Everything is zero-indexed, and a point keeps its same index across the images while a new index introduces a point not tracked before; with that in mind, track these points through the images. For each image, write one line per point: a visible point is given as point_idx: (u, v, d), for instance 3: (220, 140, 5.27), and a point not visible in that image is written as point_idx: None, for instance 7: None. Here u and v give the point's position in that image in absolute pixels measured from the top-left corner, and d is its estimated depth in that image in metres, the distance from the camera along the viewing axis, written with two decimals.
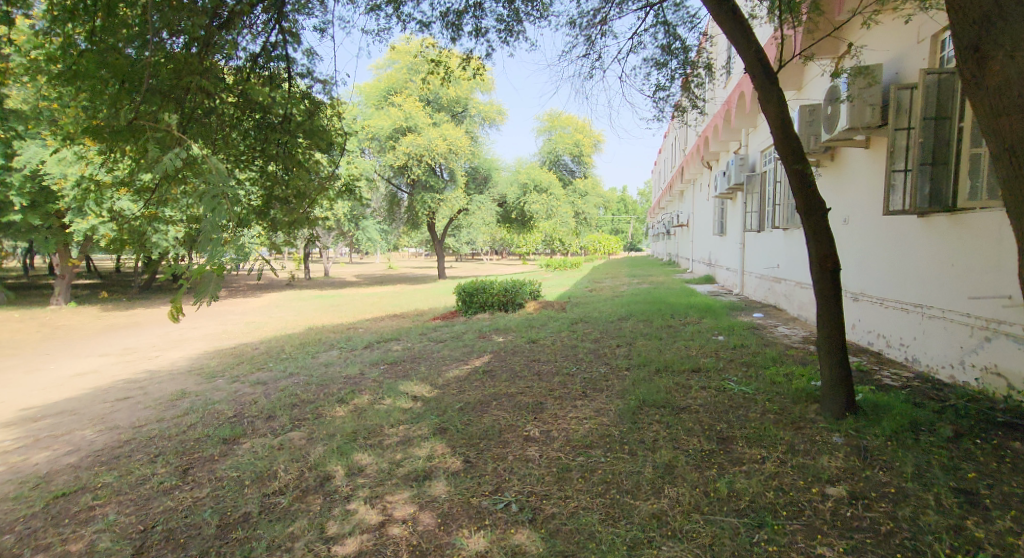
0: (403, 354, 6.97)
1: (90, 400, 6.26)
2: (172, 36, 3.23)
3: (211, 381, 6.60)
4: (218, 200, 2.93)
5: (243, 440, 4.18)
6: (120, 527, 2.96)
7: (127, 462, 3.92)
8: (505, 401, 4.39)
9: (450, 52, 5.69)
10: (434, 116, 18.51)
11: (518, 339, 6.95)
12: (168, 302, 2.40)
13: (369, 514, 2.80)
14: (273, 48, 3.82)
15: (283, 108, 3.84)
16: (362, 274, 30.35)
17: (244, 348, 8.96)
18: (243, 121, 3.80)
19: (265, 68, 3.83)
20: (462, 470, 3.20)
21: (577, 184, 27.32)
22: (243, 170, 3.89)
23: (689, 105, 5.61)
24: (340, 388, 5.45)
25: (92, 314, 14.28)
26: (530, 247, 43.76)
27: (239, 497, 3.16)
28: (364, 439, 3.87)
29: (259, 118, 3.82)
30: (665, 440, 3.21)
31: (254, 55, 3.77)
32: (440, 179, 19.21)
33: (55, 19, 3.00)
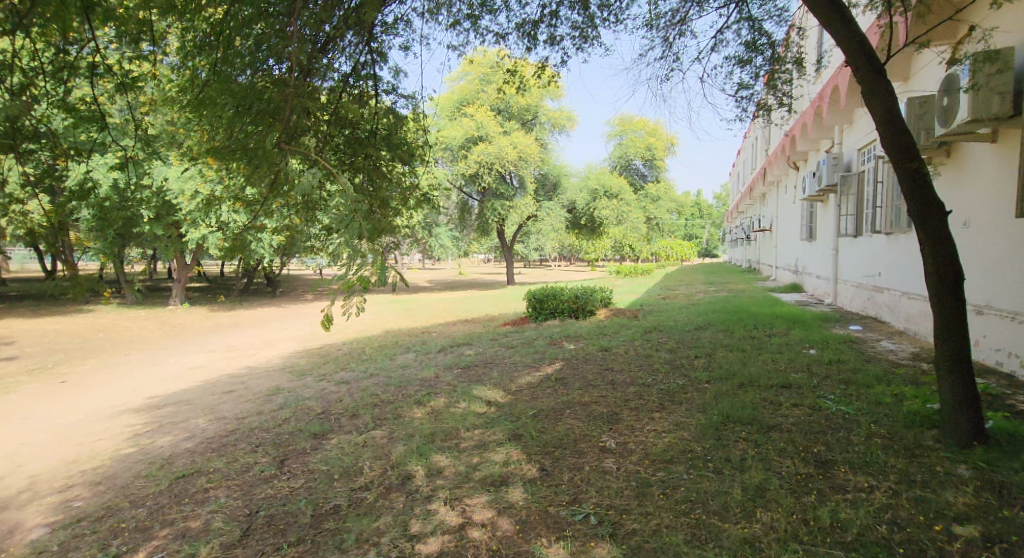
0: (475, 358, 7.13)
1: (201, 392, 6.95)
2: (278, 63, 3.52)
3: (302, 379, 7.11)
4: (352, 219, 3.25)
5: (331, 436, 4.45)
6: (230, 509, 3.25)
7: (234, 450, 4.31)
8: (579, 410, 4.35)
9: (524, 61, 5.78)
10: (505, 125, 18.81)
11: (590, 347, 6.87)
12: (323, 315, 2.43)
13: (450, 516, 2.88)
14: (363, 67, 4.07)
15: (370, 123, 4.08)
16: (433, 279, 31.57)
17: (329, 348, 9.54)
18: (335, 137, 4.05)
19: (354, 87, 4.08)
20: (538, 478, 3.20)
21: (651, 189, 26.62)
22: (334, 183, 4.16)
23: (775, 103, 5.31)
24: (417, 390, 5.65)
25: (201, 314, 15.87)
26: (600, 254, 43.23)
27: (329, 490, 3.37)
28: (441, 441, 4.00)
29: (348, 134, 4.06)
30: (754, 459, 3.03)
31: (345, 76, 4.03)
32: (510, 186, 19.49)
33: (187, 55, 3.40)
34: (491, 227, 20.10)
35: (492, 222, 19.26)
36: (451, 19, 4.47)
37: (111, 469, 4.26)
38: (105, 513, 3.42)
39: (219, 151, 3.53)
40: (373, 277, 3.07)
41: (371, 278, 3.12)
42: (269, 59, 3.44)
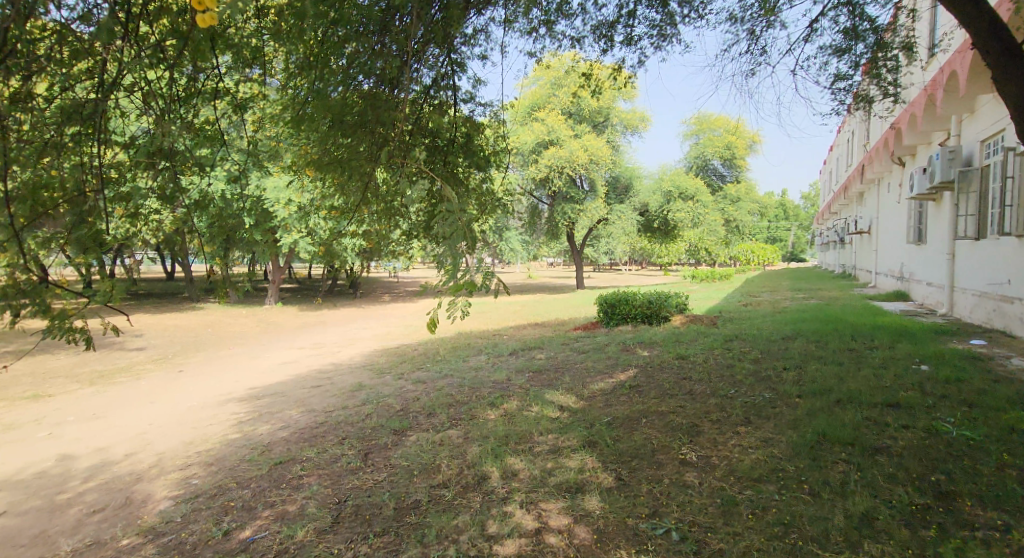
0: (546, 362, 7.12)
1: (293, 385, 7.50)
2: (366, 77, 3.72)
3: (381, 376, 7.47)
4: (456, 224, 3.41)
5: (410, 432, 4.64)
6: (322, 497, 3.48)
7: (323, 442, 4.61)
8: (656, 420, 4.21)
9: (598, 64, 5.71)
10: (576, 129, 18.66)
11: (665, 354, 6.64)
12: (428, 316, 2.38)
13: (526, 519, 2.90)
14: (443, 78, 4.20)
15: (449, 131, 4.19)
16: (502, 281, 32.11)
17: (405, 348, 9.94)
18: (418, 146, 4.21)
19: (435, 98, 4.21)
20: (615, 488, 3.13)
21: (731, 190, 25.31)
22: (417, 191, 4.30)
23: (879, 94, 4.87)
24: (490, 392, 5.75)
25: (292, 313, 17.13)
26: (674, 258, 41.82)
27: (410, 486, 3.51)
28: (515, 443, 4.04)
29: (430, 142, 4.19)
30: (857, 485, 2.78)
31: (426, 86, 4.17)
32: (581, 190, 19.35)
33: (291, 75, 3.67)
34: (561, 230, 20.12)
35: (562, 225, 19.16)
36: (527, 26, 4.51)
37: (221, 452, 4.70)
38: (217, 491, 3.78)
39: (316, 163, 3.78)
40: (481, 283, 2.90)
41: (479, 282, 2.97)
42: (359, 75, 3.65)
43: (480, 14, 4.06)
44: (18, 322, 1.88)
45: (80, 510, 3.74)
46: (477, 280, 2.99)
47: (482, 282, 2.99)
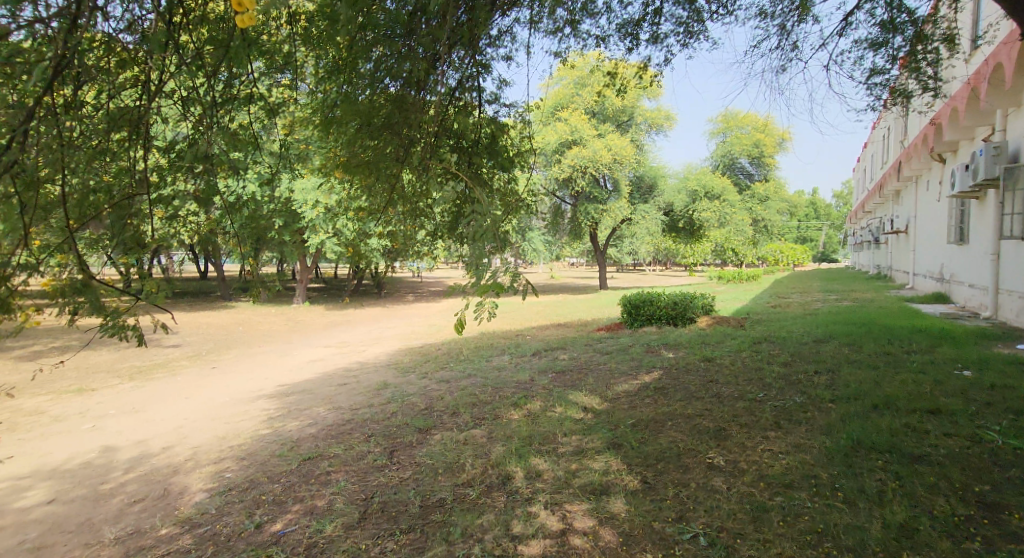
0: (569, 363, 7.09)
1: (320, 383, 7.65)
2: (392, 80, 3.77)
3: (406, 375, 7.56)
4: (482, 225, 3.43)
5: (434, 431, 4.68)
6: (349, 493, 3.54)
7: (349, 439, 4.69)
8: (682, 423, 4.15)
9: (623, 63, 5.66)
10: (600, 128, 18.49)
11: (691, 356, 6.54)
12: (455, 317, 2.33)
13: (550, 521, 2.89)
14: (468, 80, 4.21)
15: (474, 132, 4.21)
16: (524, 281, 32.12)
17: (429, 348, 10.03)
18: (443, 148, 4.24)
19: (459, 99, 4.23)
20: (641, 491, 3.10)
21: (759, 189, 24.76)
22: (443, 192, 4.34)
23: (918, 88, 4.70)
24: (514, 392, 5.75)
25: (319, 312, 17.46)
26: (700, 258, 41.16)
27: (434, 484, 3.54)
28: (539, 444, 4.03)
29: (454, 143, 4.21)
30: (895, 494, 2.69)
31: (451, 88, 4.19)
32: (604, 190, 19.20)
33: (320, 79, 3.74)
34: (584, 231, 20.02)
35: (585, 226, 19.04)
36: (552, 27, 4.50)
37: (252, 447, 4.83)
38: (249, 485, 3.88)
39: (344, 165, 3.85)
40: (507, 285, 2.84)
41: (507, 283, 2.89)
42: (385, 78, 3.70)
43: (505, 15, 4.07)
44: (73, 319, 1.94)
45: (121, 499, 3.89)
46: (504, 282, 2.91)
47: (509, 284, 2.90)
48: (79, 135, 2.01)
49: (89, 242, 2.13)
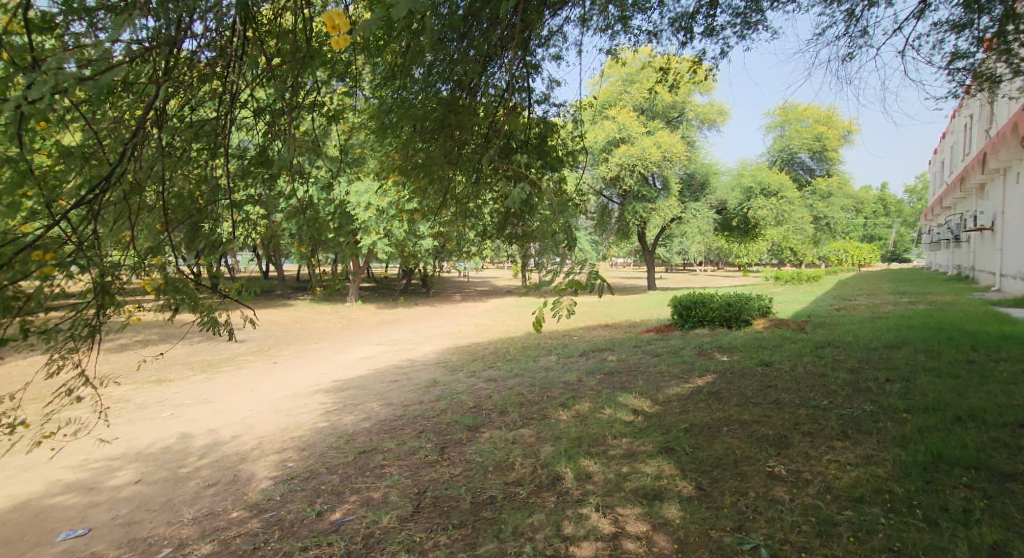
0: (618, 365, 6.96)
1: (373, 379, 7.89)
2: (443, 83, 3.80)
3: (454, 374, 7.68)
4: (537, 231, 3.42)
5: (483, 429, 4.73)
6: (403, 486, 3.64)
7: (402, 434, 4.81)
8: (738, 429, 4.00)
9: (675, 57, 5.51)
10: (649, 125, 18.03)
11: (747, 360, 6.28)
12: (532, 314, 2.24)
13: (602, 523, 2.86)
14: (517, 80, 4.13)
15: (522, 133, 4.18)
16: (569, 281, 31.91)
17: (476, 347, 10.14)
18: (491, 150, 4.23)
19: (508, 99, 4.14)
20: (696, 497, 3.02)
21: (822, 185, 23.49)
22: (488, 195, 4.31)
23: (1008, 72, 4.32)
24: (561, 393, 5.72)
25: (371, 311, 18.02)
26: (755, 258, 39.52)
27: (485, 481, 3.57)
28: (588, 446, 3.99)
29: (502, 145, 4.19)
30: (983, 514, 2.49)
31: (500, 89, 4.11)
32: (653, 188, 18.71)
33: (377, 85, 3.84)
34: (633, 231, 19.62)
35: (633, 225, 18.66)
36: (603, 23, 4.43)
37: (312, 438, 5.05)
38: (309, 475, 4.06)
39: (400, 169, 3.94)
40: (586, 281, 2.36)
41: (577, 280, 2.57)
42: (438, 83, 3.77)
43: (556, 14, 4.04)
44: (173, 316, 2.15)
45: (197, 483, 4.17)
46: (580, 276, 2.49)
47: (587, 281, 2.45)
48: (167, 146, 2.14)
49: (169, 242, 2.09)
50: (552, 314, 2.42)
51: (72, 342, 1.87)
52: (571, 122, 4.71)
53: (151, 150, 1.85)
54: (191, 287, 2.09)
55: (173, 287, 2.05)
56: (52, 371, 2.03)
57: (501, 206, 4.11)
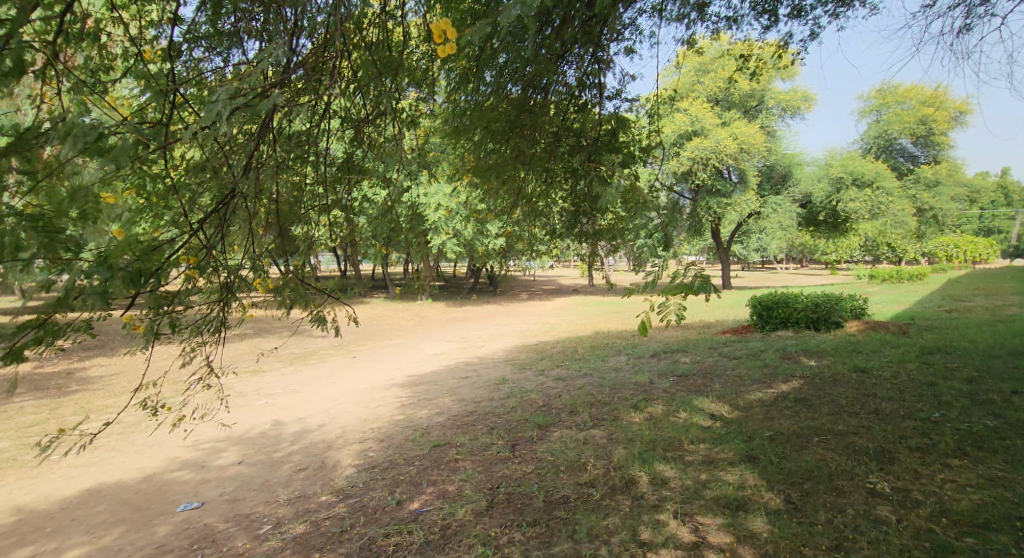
0: (692, 367, 6.68)
1: (445, 375, 8.12)
2: (514, 83, 3.74)
3: (523, 371, 7.72)
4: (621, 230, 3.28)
5: (553, 428, 4.71)
6: (477, 481, 3.71)
7: (474, 430, 4.89)
8: (832, 440, 3.70)
9: (757, 42, 5.20)
10: (725, 116, 17.02)
11: (838, 366, 5.81)
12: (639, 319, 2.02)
13: (681, 531, 2.76)
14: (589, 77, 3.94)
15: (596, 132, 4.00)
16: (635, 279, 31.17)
17: (544, 346, 10.13)
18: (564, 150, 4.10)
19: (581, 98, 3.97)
20: (785, 511, 2.83)
21: (926, 173, 21.25)
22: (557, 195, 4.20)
23: None
24: (632, 394, 5.58)
25: (440, 308, 18.53)
26: (845, 255, 36.53)
27: (557, 481, 3.56)
28: (664, 450, 3.86)
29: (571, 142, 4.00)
30: None
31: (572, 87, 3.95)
32: (729, 182, 17.75)
33: (454, 87, 3.85)
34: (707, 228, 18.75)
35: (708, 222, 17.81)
36: (679, 12, 4.23)
37: (390, 430, 5.27)
38: (389, 465, 4.24)
39: (477, 171, 3.98)
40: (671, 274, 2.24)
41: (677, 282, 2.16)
42: (510, 83, 3.72)
43: (629, 6, 3.91)
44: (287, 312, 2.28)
45: (290, 467, 4.48)
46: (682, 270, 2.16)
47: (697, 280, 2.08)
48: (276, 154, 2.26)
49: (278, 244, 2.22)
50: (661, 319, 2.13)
51: (199, 335, 2.05)
52: (645, 117, 4.53)
53: (268, 163, 1.98)
54: (302, 287, 2.25)
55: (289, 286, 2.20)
56: (182, 362, 2.24)
57: (571, 204, 4.11)
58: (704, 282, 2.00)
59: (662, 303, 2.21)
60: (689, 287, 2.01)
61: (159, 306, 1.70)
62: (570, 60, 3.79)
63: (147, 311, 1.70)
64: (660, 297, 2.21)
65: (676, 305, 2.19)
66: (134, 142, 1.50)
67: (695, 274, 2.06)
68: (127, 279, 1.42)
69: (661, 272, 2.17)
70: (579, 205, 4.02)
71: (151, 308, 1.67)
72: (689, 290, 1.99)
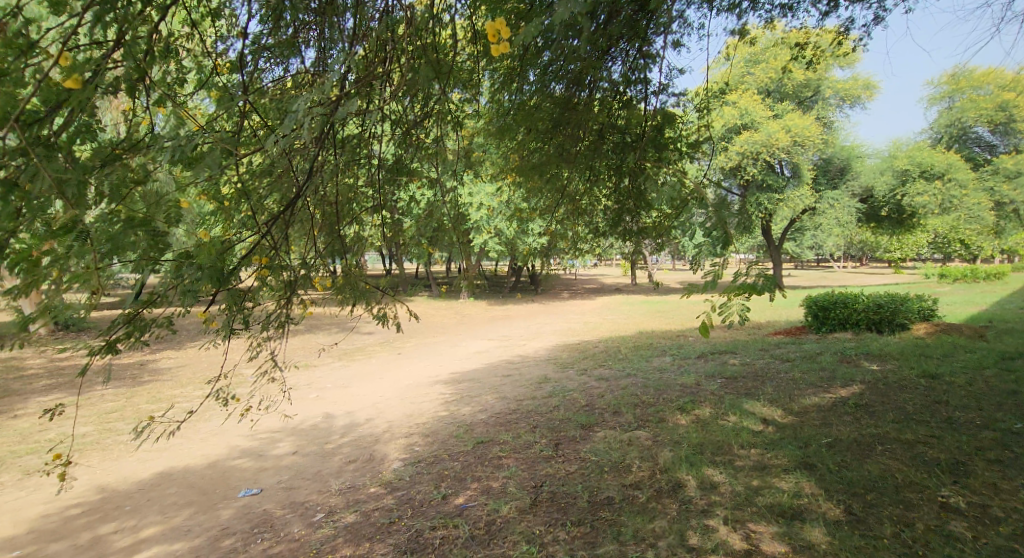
0: (742, 369, 6.45)
1: (487, 373, 8.19)
2: (557, 82, 3.70)
3: (566, 370, 7.69)
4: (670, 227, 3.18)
5: (597, 428, 4.66)
6: (521, 479, 3.71)
7: (517, 428, 4.91)
8: (897, 449, 3.49)
9: (814, 30, 4.97)
10: (777, 108, 16.27)
11: (903, 370, 5.47)
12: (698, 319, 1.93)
13: (732, 538, 2.67)
14: (634, 74, 3.80)
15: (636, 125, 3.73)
16: (679, 279, 30.56)
17: (587, 345, 10.04)
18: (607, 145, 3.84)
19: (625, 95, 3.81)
20: (846, 522, 2.69)
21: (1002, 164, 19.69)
22: (602, 192, 4.11)
23: None
24: (678, 396, 5.44)
25: (482, 307, 18.67)
26: (909, 253, 34.38)
27: (601, 481, 3.51)
28: (712, 454, 3.74)
29: (617, 138, 3.80)
30: None
31: (615, 84, 3.81)
32: (781, 177, 17.01)
33: (498, 88, 3.83)
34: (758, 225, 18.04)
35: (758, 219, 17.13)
36: (729, 2, 4.10)
37: (434, 426, 5.36)
38: (434, 459, 4.32)
39: (523, 169, 3.97)
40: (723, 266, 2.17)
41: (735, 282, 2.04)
42: (555, 82, 3.68)
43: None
44: (346, 308, 2.35)
45: (340, 458, 4.64)
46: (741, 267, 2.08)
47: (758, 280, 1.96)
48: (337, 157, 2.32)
49: (337, 244, 2.28)
50: (722, 319, 2.04)
51: (268, 330, 2.14)
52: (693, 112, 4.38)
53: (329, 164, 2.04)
54: (359, 284, 2.31)
55: (347, 284, 2.25)
56: (249, 357, 2.34)
57: (615, 203, 4.08)
58: (769, 280, 1.90)
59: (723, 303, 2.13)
60: (752, 287, 1.92)
61: (236, 303, 1.80)
62: (615, 55, 3.72)
63: (224, 308, 1.79)
64: (721, 296, 2.11)
65: (738, 305, 2.10)
66: (218, 149, 1.57)
67: (757, 274, 1.97)
68: (213, 275, 1.51)
69: (721, 271, 2.08)
70: (625, 200, 3.93)
71: (229, 305, 1.77)
72: (752, 290, 1.91)
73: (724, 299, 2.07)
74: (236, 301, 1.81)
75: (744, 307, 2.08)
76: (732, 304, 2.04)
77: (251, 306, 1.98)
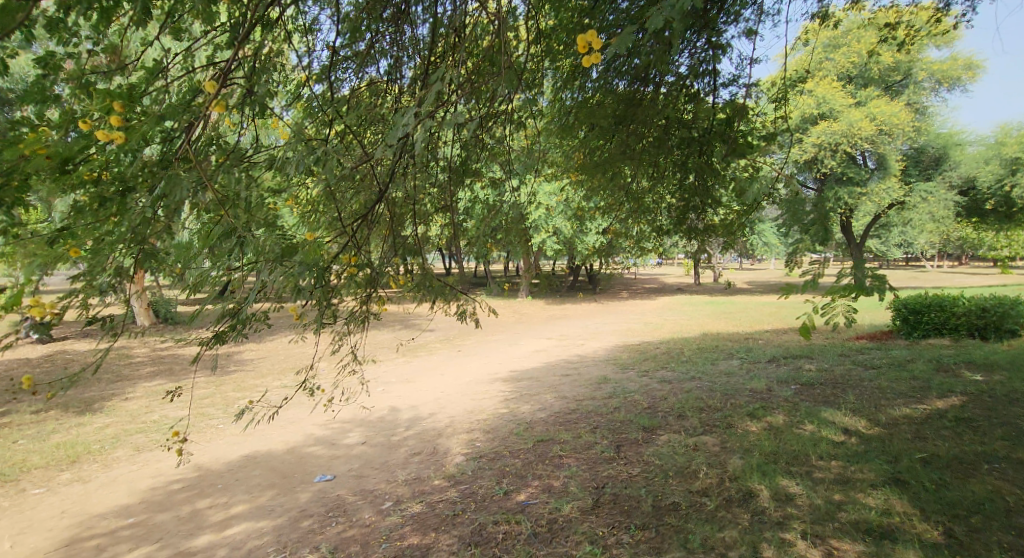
0: (819, 375, 6.03)
1: (547, 372, 8.17)
2: (621, 77, 3.59)
3: (626, 371, 7.53)
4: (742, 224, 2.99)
5: (660, 431, 4.53)
6: (583, 479, 3.67)
7: (577, 428, 4.87)
8: (1006, 469, 3.14)
9: (905, 10, 4.54)
10: (859, 95, 14.86)
11: (1009, 382, 4.93)
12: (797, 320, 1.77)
13: (812, 553, 2.51)
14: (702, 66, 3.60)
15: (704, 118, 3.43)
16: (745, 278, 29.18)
17: (648, 346, 9.77)
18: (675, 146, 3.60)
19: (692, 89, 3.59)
20: (946, 546, 2.46)
21: None
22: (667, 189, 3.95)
23: None
24: (748, 401, 5.18)
25: (539, 306, 18.63)
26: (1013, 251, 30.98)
27: (667, 486, 3.41)
28: (787, 463, 3.54)
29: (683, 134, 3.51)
30: None
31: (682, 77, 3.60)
32: (863, 169, 15.75)
33: (560, 86, 3.78)
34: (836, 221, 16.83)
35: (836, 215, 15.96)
36: None
37: (495, 422, 5.41)
38: (495, 456, 4.36)
39: (585, 167, 3.90)
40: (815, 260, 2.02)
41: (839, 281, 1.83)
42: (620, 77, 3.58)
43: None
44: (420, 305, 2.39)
45: (406, 450, 4.79)
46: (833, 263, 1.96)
47: (864, 280, 1.77)
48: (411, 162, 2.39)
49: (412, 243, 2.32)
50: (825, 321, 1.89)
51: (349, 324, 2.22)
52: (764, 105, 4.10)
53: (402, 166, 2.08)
54: (432, 282, 2.35)
55: (422, 282, 2.30)
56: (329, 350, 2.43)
57: (681, 199, 3.89)
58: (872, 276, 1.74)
59: (826, 303, 1.96)
60: (857, 287, 1.76)
61: (325, 299, 1.88)
62: (683, 47, 3.58)
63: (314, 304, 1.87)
64: (820, 296, 1.97)
65: (843, 306, 1.92)
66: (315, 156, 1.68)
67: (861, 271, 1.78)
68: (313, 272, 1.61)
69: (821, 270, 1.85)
70: (692, 197, 3.73)
71: (319, 301, 1.85)
72: (860, 291, 1.74)
73: (822, 297, 1.95)
74: (325, 298, 1.89)
75: (848, 308, 1.90)
76: (835, 304, 1.89)
77: (336, 301, 2.06)
